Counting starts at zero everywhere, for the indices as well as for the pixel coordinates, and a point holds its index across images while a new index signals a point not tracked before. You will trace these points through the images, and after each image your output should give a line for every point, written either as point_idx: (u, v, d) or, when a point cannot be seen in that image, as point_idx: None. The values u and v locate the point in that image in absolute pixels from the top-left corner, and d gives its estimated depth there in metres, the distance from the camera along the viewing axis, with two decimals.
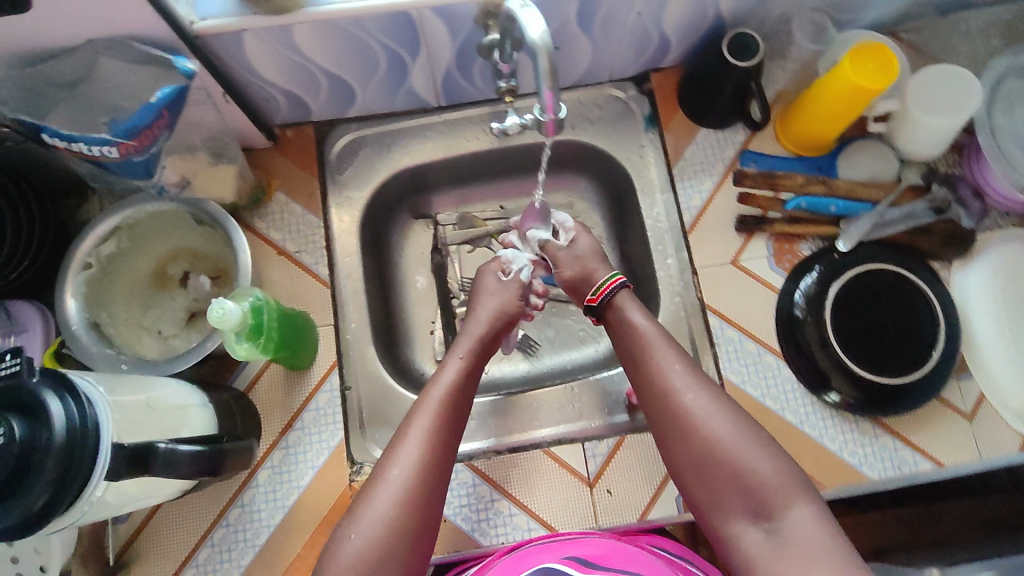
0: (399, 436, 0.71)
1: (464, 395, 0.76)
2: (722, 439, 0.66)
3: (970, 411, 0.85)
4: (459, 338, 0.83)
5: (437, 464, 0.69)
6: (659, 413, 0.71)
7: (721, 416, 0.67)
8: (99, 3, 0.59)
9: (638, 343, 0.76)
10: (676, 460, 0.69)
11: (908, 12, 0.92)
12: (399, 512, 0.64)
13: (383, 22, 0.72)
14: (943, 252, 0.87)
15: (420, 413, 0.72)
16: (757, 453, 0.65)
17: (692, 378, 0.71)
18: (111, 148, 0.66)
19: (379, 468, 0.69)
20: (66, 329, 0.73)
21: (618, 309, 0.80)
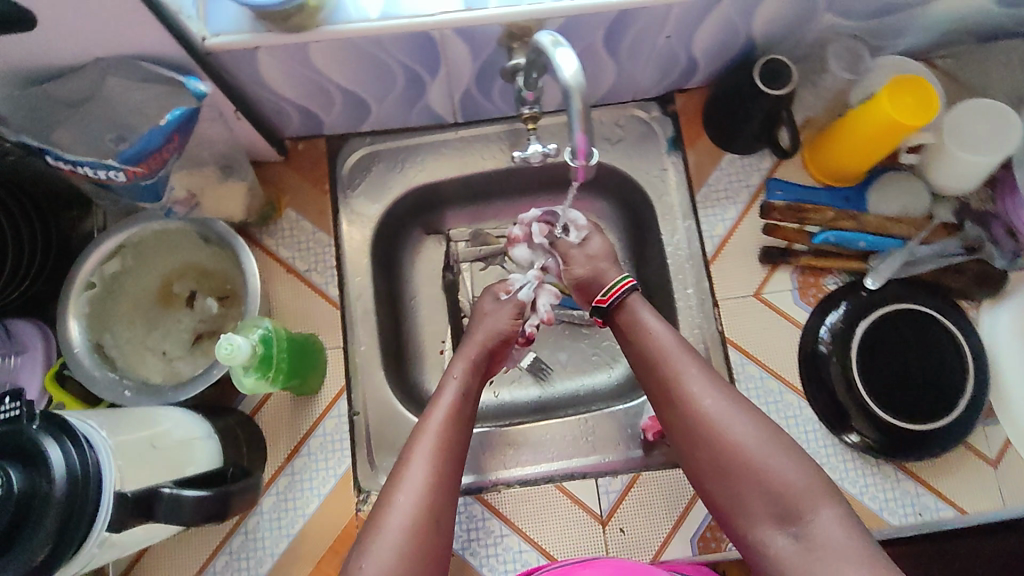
0: (403, 461, 0.69)
1: (464, 410, 0.74)
2: (741, 444, 0.65)
3: (995, 458, 0.83)
4: (458, 354, 0.81)
5: (445, 480, 0.68)
6: (675, 421, 0.70)
7: (739, 419, 0.67)
8: (107, 22, 0.56)
9: (649, 357, 0.74)
10: (695, 466, 0.68)
11: (947, 39, 0.88)
12: (411, 537, 0.63)
13: (402, 41, 0.69)
14: (973, 292, 0.85)
15: (424, 435, 0.71)
16: (778, 457, 0.64)
17: (706, 383, 0.69)
18: (120, 173, 0.64)
19: (385, 495, 0.67)
20: (67, 351, 0.71)
21: (630, 309, 0.77)
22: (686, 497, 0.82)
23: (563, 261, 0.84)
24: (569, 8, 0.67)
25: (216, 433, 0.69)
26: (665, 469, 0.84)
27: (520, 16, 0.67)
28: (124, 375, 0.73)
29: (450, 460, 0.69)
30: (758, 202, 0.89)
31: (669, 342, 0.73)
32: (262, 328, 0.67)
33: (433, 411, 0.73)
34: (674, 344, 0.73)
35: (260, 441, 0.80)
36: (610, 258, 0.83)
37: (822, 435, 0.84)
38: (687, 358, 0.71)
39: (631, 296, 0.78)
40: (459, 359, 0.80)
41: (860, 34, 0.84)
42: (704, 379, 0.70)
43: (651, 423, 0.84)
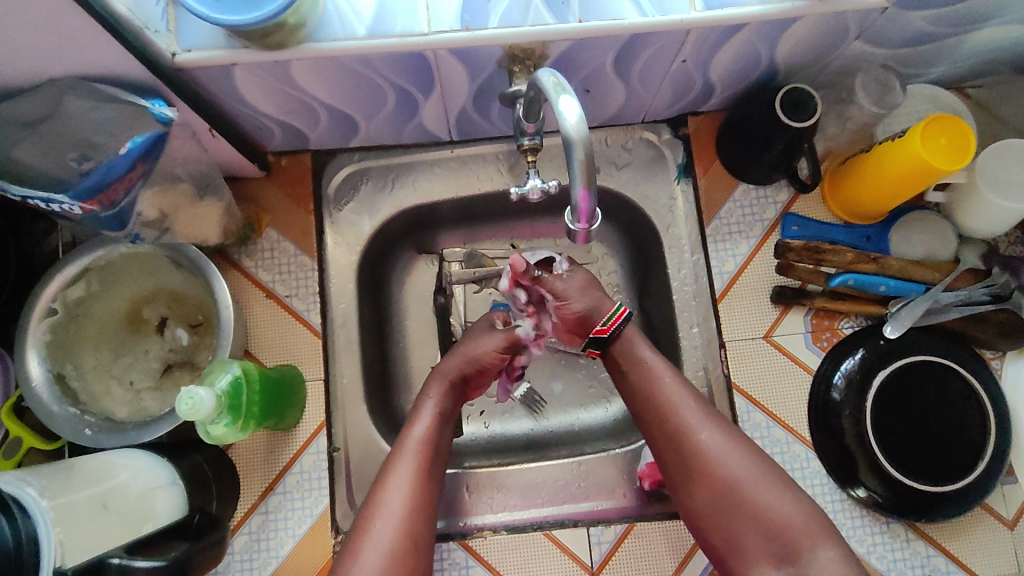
0: (378, 485, 0.65)
1: (443, 432, 0.70)
2: (742, 480, 0.62)
3: (1013, 519, 0.78)
4: (434, 371, 0.74)
5: (423, 504, 0.64)
6: (671, 457, 0.66)
7: (738, 454, 0.64)
8: (61, 42, 0.50)
9: (643, 389, 0.69)
10: (693, 503, 0.64)
11: (982, 69, 0.82)
12: (391, 563, 0.59)
13: (392, 61, 0.63)
14: (998, 343, 0.80)
15: (400, 456, 0.66)
16: (779, 495, 0.61)
17: (704, 416, 0.66)
18: (74, 207, 0.60)
19: (360, 521, 0.62)
20: (24, 385, 0.65)
21: (626, 341, 0.72)
22: (681, 553, 0.78)
23: (555, 298, 0.73)
24: (576, 30, 0.61)
25: (182, 478, 0.64)
26: (661, 520, 0.79)
27: (522, 38, 0.61)
28: (86, 410, 0.67)
29: (429, 482, 0.66)
30: (773, 238, 0.84)
31: (664, 373, 0.69)
32: (231, 374, 0.63)
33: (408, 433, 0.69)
34: (668, 376, 0.69)
35: (233, 478, 0.76)
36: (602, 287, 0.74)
37: (830, 489, 0.79)
38: (683, 390, 0.68)
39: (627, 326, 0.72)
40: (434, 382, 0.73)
41: (891, 63, 0.78)
42: (700, 412, 0.66)
43: (647, 472, 0.80)
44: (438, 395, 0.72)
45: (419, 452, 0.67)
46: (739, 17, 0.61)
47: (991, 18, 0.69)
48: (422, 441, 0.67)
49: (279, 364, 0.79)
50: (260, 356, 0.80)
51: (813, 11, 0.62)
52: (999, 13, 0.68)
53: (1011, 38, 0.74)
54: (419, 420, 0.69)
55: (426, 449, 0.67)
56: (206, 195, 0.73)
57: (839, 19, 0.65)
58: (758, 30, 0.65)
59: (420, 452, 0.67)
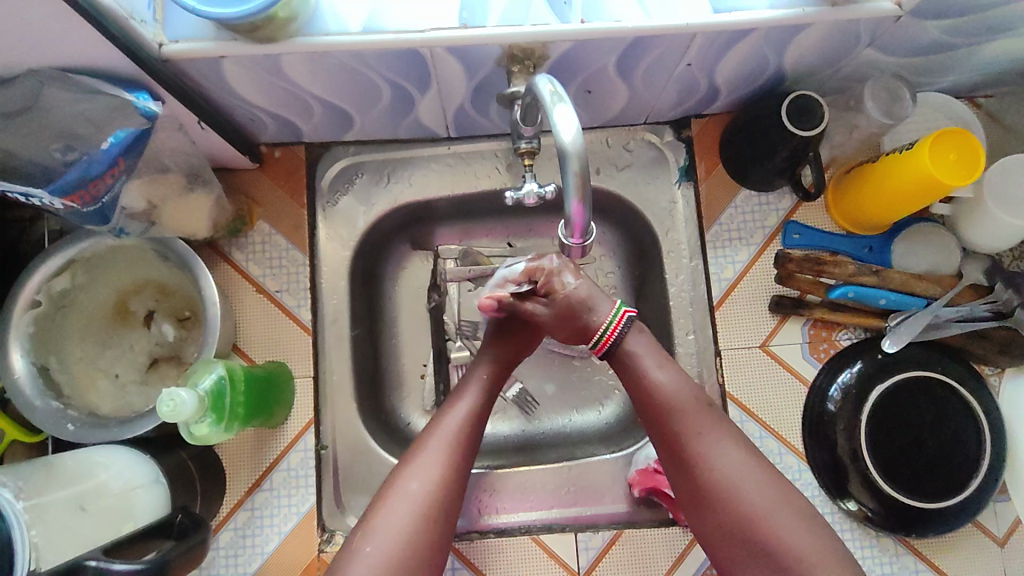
0: (414, 448, 0.63)
1: (484, 409, 0.67)
2: (757, 513, 0.57)
3: (1003, 537, 0.78)
4: (481, 349, 0.72)
5: (460, 471, 0.62)
6: (679, 478, 0.61)
7: (759, 483, 0.58)
8: (42, 33, 0.49)
9: (651, 403, 0.62)
10: (703, 528, 0.60)
11: (993, 80, 0.80)
12: (418, 528, 0.58)
13: (387, 58, 0.61)
14: (997, 360, 0.79)
15: (441, 424, 0.64)
16: (796, 533, 0.56)
17: (723, 439, 0.60)
18: (54, 201, 0.58)
19: (392, 479, 0.61)
20: (7, 378, 0.64)
21: (627, 353, 0.64)
22: (668, 561, 0.77)
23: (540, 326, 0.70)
24: (578, 32, 0.59)
25: (164, 475, 0.64)
26: (651, 528, 0.79)
27: (523, 38, 0.59)
28: (70, 403, 0.66)
29: (468, 451, 0.64)
30: (773, 246, 0.83)
31: (678, 389, 0.62)
32: (215, 374, 0.62)
33: (454, 402, 0.67)
34: (685, 392, 0.62)
35: (218, 475, 0.75)
36: (592, 293, 0.67)
37: (821, 502, 0.78)
38: (698, 411, 0.61)
39: (629, 331, 0.65)
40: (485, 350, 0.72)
41: (902, 71, 0.76)
42: (718, 433, 0.60)
43: (637, 479, 0.78)
44: (487, 365, 0.70)
45: (462, 424, 0.64)
46: (746, 22, 0.59)
47: (1004, 31, 0.67)
48: (467, 412, 0.66)
49: (268, 360, 0.78)
50: (249, 352, 0.79)
51: (821, 18, 0.60)
52: (1012, 26, 0.66)
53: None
54: (466, 390, 0.68)
55: (468, 423, 0.65)
56: (195, 187, 0.71)
57: (849, 27, 0.63)
58: (765, 36, 0.63)
59: (461, 425, 0.64)
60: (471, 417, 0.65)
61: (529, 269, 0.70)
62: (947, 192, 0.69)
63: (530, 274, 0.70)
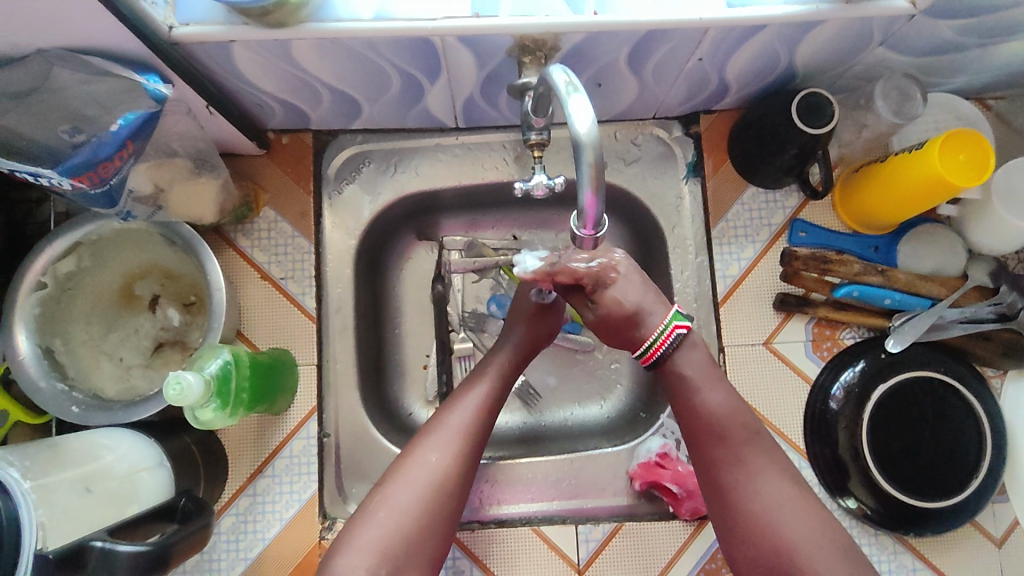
0: (435, 420, 0.65)
1: (502, 392, 0.69)
2: (795, 548, 0.56)
3: (1000, 537, 0.78)
4: (503, 336, 0.72)
5: (476, 447, 0.64)
6: (717, 506, 0.61)
7: (800, 520, 0.57)
8: (52, 12, 0.48)
9: (697, 424, 0.63)
10: (737, 557, 0.59)
11: (1003, 81, 0.80)
12: (431, 498, 0.60)
13: (398, 46, 0.61)
14: (1000, 361, 0.79)
15: (462, 402, 0.66)
16: (835, 574, 0.54)
17: (763, 471, 0.60)
18: (63, 183, 0.58)
19: (412, 449, 0.63)
20: (13, 359, 0.64)
21: (674, 365, 0.63)
22: (667, 555, 0.78)
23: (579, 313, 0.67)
24: (591, 23, 0.58)
25: (168, 459, 0.65)
26: (651, 521, 0.79)
27: (535, 29, 0.58)
28: (74, 386, 0.67)
29: (482, 431, 0.65)
30: (779, 243, 0.83)
31: (727, 416, 0.62)
32: (221, 359, 0.62)
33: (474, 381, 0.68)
34: (734, 418, 0.62)
35: (221, 460, 0.75)
36: (646, 305, 0.62)
37: (821, 499, 0.79)
38: (744, 440, 0.61)
39: (680, 347, 0.63)
40: (513, 327, 0.72)
41: (913, 71, 0.75)
42: (761, 464, 0.60)
43: (638, 472, 0.79)
44: (509, 349, 0.70)
45: (481, 405, 0.66)
46: (760, 19, 0.59)
47: (1016, 32, 0.67)
48: (487, 393, 0.67)
49: (272, 347, 0.78)
50: (253, 338, 0.79)
51: (837, 16, 0.60)
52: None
53: None
54: (490, 367, 0.69)
55: (489, 406, 0.66)
56: (202, 172, 0.71)
57: (863, 25, 0.62)
58: (779, 33, 0.63)
59: (482, 407, 0.66)
60: (490, 399, 0.66)
61: (574, 273, 0.60)
62: (957, 192, 0.69)
63: (574, 276, 0.61)
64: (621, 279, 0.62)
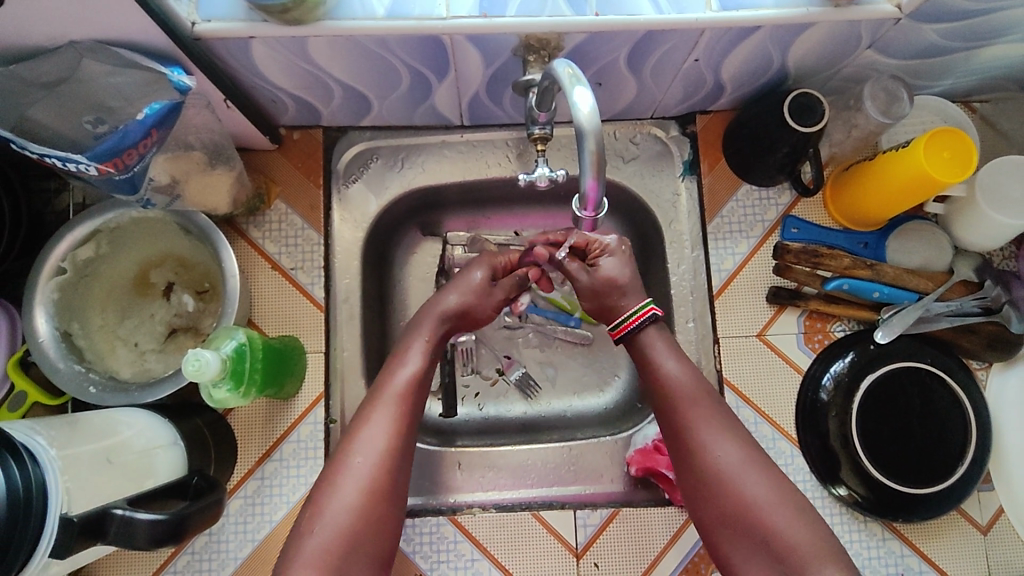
0: (358, 422, 0.64)
1: (427, 373, 0.69)
2: (755, 502, 0.59)
3: (986, 525, 0.81)
4: (424, 313, 0.74)
5: (405, 438, 0.64)
6: (684, 470, 0.64)
7: (755, 472, 0.60)
8: (87, 6, 0.51)
9: (663, 394, 0.66)
10: (700, 514, 0.62)
11: (987, 85, 0.84)
12: (366, 501, 0.60)
13: (409, 44, 0.64)
14: (984, 354, 0.82)
15: (381, 393, 0.66)
16: (793, 522, 0.57)
17: (723, 434, 0.63)
18: (90, 167, 0.60)
19: (338, 456, 0.62)
20: (32, 341, 0.67)
21: (642, 347, 0.69)
22: (664, 538, 0.80)
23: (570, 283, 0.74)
24: (593, 24, 0.62)
25: (182, 439, 0.67)
26: (648, 507, 0.81)
27: (540, 28, 0.62)
28: (91, 367, 0.69)
29: (409, 421, 0.65)
30: (772, 238, 0.86)
31: (688, 381, 0.66)
32: (235, 340, 0.65)
33: (394, 371, 0.68)
34: (695, 386, 0.65)
35: (231, 443, 0.77)
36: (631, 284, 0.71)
37: (812, 486, 0.81)
38: (704, 403, 0.64)
39: (651, 324, 0.69)
40: (442, 298, 0.74)
41: (900, 74, 0.79)
42: (719, 424, 0.63)
43: (635, 458, 0.81)
44: (434, 321, 0.73)
45: (400, 392, 0.66)
46: (753, 19, 0.62)
47: (1001, 35, 0.70)
48: (406, 380, 0.67)
49: (282, 334, 0.81)
50: (263, 325, 0.81)
51: (825, 17, 0.63)
52: (1008, 31, 0.69)
53: (1019, 56, 0.75)
54: (408, 355, 0.70)
55: (409, 389, 0.67)
56: (217, 164, 0.73)
57: (852, 27, 0.66)
58: (770, 34, 0.66)
59: (402, 392, 0.66)
60: (413, 382, 0.67)
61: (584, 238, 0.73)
62: (943, 188, 0.72)
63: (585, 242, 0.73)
64: (615, 255, 0.71)
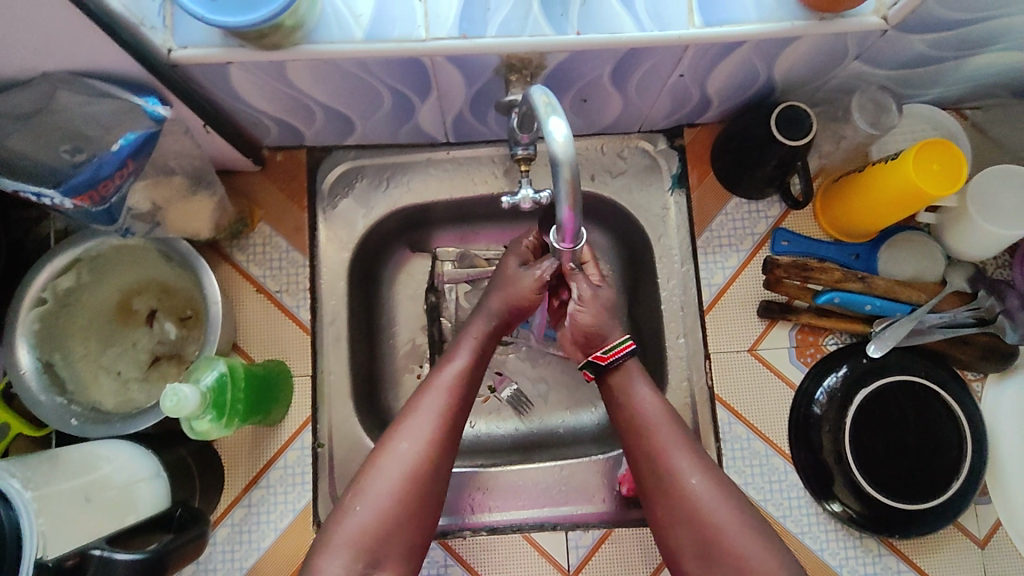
0: (406, 411, 0.64)
1: (478, 368, 0.67)
2: (726, 532, 0.60)
3: (984, 538, 0.80)
4: (483, 302, 0.71)
5: (451, 432, 0.63)
6: (658, 495, 0.63)
7: (724, 502, 0.61)
8: (55, 38, 0.51)
9: (631, 418, 0.66)
10: (673, 544, 0.62)
11: (977, 92, 0.83)
12: (406, 489, 0.60)
13: (388, 66, 0.63)
14: (979, 365, 0.80)
15: (432, 384, 0.65)
16: (763, 554, 0.59)
17: (694, 459, 0.63)
18: (65, 202, 0.60)
19: (384, 442, 0.62)
20: (14, 374, 0.66)
21: (625, 375, 0.68)
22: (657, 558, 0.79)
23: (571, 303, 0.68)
24: (574, 43, 0.61)
25: (166, 470, 0.66)
26: (641, 527, 0.80)
27: (521, 48, 0.61)
28: (73, 399, 0.68)
29: (461, 412, 0.64)
30: (762, 252, 0.85)
31: (658, 412, 0.65)
32: (216, 371, 0.64)
33: (446, 363, 0.67)
34: (662, 413, 0.66)
35: (217, 471, 0.76)
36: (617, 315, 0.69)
37: (806, 502, 0.80)
38: (672, 429, 0.64)
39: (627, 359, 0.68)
40: (490, 301, 0.70)
41: (889, 84, 0.78)
42: (693, 455, 0.63)
43: (625, 478, 0.80)
44: (485, 320, 0.69)
45: (452, 385, 0.65)
46: (737, 34, 0.61)
47: (991, 44, 0.69)
48: (460, 369, 0.66)
49: (268, 359, 0.80)
50: (249, 350, 0.81)
51: (809, 31, 0.62)
52: (997, 40, 0.68)
53: (1009, 64, 0.74)
54: (460, 346, 0.68)
55: (459, 383, 0.65)
56: (199, 189, 0.72)
57: (837, 39, 0.65)
58: (755, 48, 0.65)
59: (453, 385, 0.65)
60: (464, 376, 0.66)
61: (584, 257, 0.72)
62: (931, 201, 0.71)
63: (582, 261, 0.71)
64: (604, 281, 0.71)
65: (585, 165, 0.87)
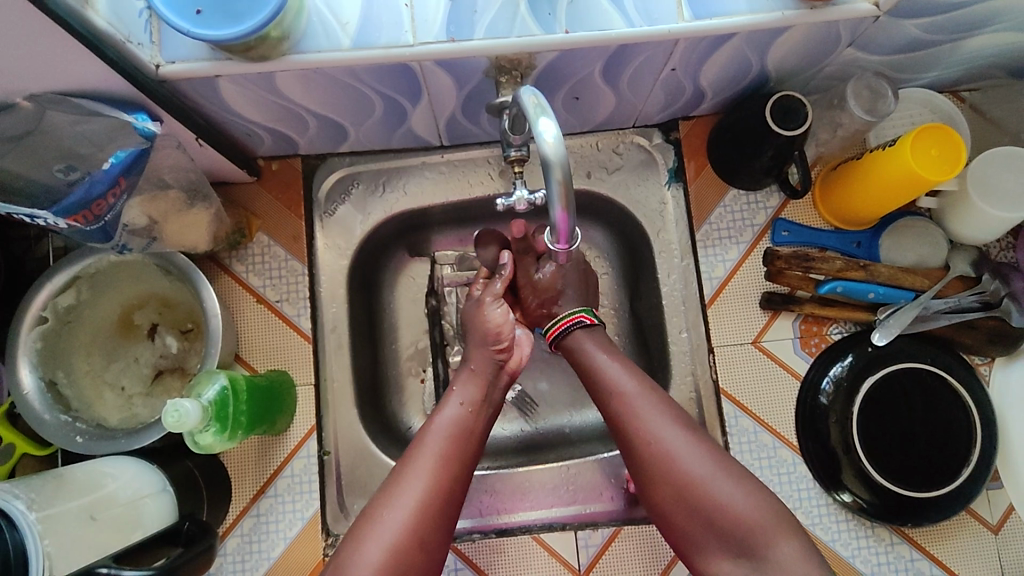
0: (395, 474, 0.60)
1: (471, 424, 0.66)
2: (700, 481, 0.58)
3: (997, 524, 0.79)
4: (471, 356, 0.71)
5: (444, 499, 0.59)
6: (636, 459, 0.62)
7: (694, 451, 0.60)
8: (43, 60, 0.51)
9: (597, 385, 0.66)
10: (661, 509, 0.60)
11: (977, 73, 0.82)
12: (397, 558, 0.55)
13: (376, 72, 0.63)
14: (987, 349, 0.80)
15: (422, 443, 0.63)
16: (740, 486, 0.58)
17: (660, 415, 0.62)
18: (59, 222, 0.60)
19: (372, 506, 0.58)
20: (16, 395, 0.66)
21: (578, 350, 0.69)
22: (663, 562, 0.78)
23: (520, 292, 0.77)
24: (563, 42, 0.60)
25: (171, 484, 0.67)
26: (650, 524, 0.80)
27: (511, 49, 0.60)
28: (78, 417, 0.68)
29: (454, 475, 0.61)
30: (762, 243, 0.84)
31: (619, 374, 0.65)
32: (217, 385, 0.64)
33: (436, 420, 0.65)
34: (624, 374, 0.65)
35: (223, 483, 0.76)
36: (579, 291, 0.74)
37: (816, 493, 0.79)
38: (636, 391, 0.64)
39: (579, 330, 0.70)
40: (474, 358, 0.71)
41: (884, 69, 0.77)
42: (658, 410, 0.62)
43: None
44: (485, 359, 0.70)
45: (441, 444, 0.62)
46: (728, 27, 0.61)
47: (986, 26, 0.68)
48: (448, 428, 0.64)
49: (271, 369, 0.80)
50: (252, 361, 0.81)
51: (801, 20, 0.61)
52: (991, 22, 0.68)
53: (1006, 44, 0.73)
54: (448, 401, 0.67)
55: (449, 440, 0.63)
56: (195, 203, 0.72)
57: (829, 27, 0.64)
58: (746, 39, 0.65)
59: (441, 441, 0.62)
60: (453, 434, 0.63)
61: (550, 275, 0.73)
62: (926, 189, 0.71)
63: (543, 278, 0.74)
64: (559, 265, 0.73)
65: (581, 163, 0.86)
